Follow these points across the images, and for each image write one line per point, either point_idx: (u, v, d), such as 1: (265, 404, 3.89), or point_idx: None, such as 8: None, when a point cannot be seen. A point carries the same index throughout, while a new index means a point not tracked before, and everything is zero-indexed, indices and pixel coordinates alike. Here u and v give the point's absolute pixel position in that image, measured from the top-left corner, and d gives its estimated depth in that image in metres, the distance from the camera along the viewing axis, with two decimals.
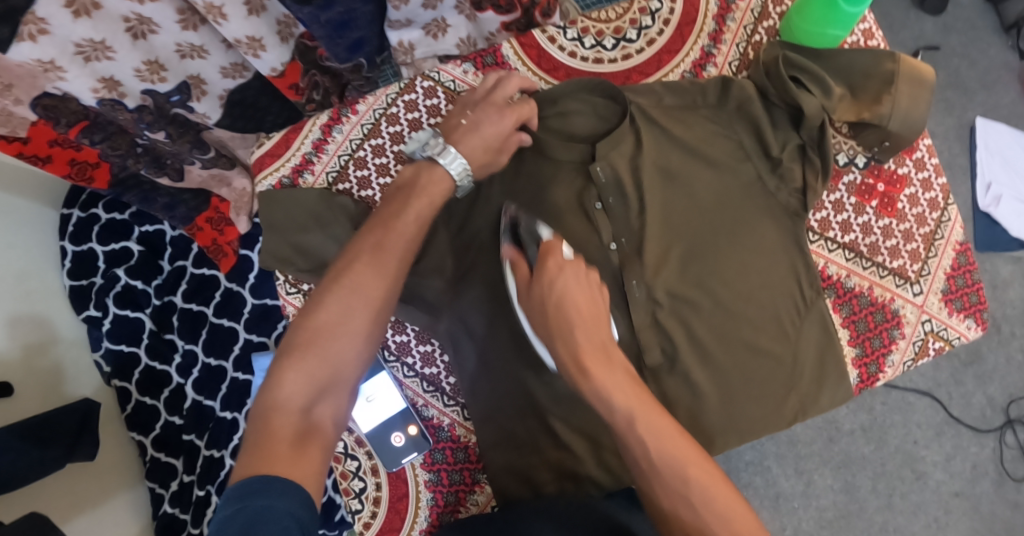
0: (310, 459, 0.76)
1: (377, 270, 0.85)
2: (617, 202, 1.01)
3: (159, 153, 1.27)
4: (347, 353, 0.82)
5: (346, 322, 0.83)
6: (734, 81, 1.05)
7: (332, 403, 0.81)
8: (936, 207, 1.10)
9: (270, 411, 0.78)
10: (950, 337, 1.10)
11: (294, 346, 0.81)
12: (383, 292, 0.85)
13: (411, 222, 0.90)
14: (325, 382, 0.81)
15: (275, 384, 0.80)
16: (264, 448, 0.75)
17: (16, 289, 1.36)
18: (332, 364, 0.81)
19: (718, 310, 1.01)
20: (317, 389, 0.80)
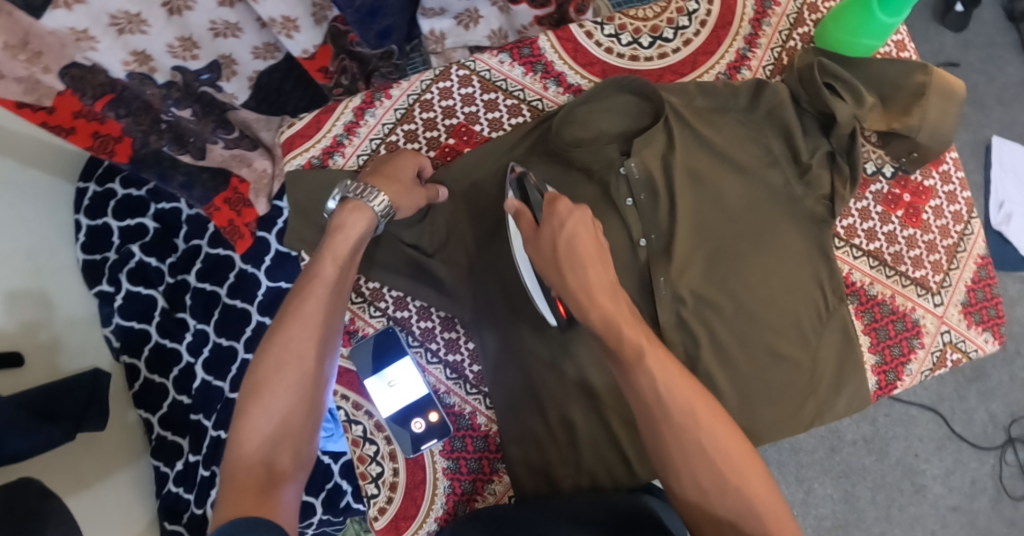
0: (278, 503, 0.80)
1: (305, 321, 0.89)
2: (647, 200, 1.01)
3: (183, 130, 1.25)
4: (295, 400, 0.86)
5: (280, 376, 0.86)
6: (768, 85, 1.03)
7: (290, 450, 0.85)
8: (960, 219, 1.09)
9: (233, 468, 0.82)
10: (967, 349, 1.08)
11: (243, 406, 0.85)
12: (315, 340, 0.89)
13: (334, 272, 0.92)
14: (281, 430, 0.85)
15: (235, 443, 0.84)
16: (234, 501, 0.78)
17: (27, 267, 1.36)
18: (282, 415, 0.85)
19: (741, 314, 1.01)
20: (272, 440, 0.84)
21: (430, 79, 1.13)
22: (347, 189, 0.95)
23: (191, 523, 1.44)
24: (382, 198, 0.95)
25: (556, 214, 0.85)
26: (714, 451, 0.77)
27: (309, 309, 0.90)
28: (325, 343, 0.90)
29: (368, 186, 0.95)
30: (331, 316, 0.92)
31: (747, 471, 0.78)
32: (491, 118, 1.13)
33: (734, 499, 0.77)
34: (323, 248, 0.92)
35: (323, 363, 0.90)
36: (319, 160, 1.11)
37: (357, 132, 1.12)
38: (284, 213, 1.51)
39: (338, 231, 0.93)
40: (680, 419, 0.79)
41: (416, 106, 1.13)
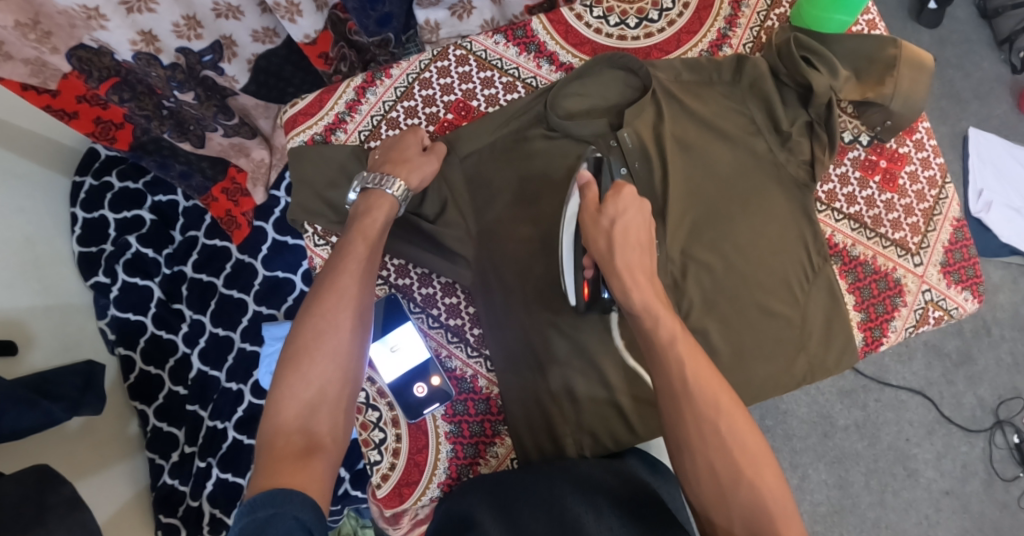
0: (315, 470, 0.79)
1: (342, 292, 0.89)
2: (641, 167, 1.06)
3: (184, 117, 1.30)
4: (331, 368, 0.85)
5: (320, 345, 0.86)
6: (747, 59, 1.08)
7: (327, 419, 0.84)
8: (934, 185, 1.14)
9: (270, 438, 0.81)
10: (948, 307, 1.11)
11: (282, 376, 0.84)
12: (351, 312, 0.89)
13: (366, 247, 0.93)
14: (318, 399, 0.84)
15: (272, 413, 0.83)
16: (270, 467, 0.78)
17: (23, 257, 1.38)
18: (321, 383, 0.84)
19: (730, 272, 1.04)
20: (311, 409, 0.83)
21: (429, 59, 1.17)
22: (366, 179, 1.00)
23: (186, 515, 1.44)
24: (399, 183, 1.00)
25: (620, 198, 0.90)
26: (737, 461, 0.79)
27: (346, 281, 0.90)
28: (361, 313, 0.90)
29: (383, 172, 1.01)
30: (366, 288, 0.91)
31: (771, 480, 0.79)
32: (487, 94, 1.17)
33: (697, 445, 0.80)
34: (353, 228, 0.95)
35: (360, 335, 0.89)
36: (322, 137, 1.15)
37: (358, 109, 1.16)
38: (282, 202, 1.54)
39: (366, 214, 0.96)
40: (712, 423, 0.80)
41: (416, 84, 1.16)
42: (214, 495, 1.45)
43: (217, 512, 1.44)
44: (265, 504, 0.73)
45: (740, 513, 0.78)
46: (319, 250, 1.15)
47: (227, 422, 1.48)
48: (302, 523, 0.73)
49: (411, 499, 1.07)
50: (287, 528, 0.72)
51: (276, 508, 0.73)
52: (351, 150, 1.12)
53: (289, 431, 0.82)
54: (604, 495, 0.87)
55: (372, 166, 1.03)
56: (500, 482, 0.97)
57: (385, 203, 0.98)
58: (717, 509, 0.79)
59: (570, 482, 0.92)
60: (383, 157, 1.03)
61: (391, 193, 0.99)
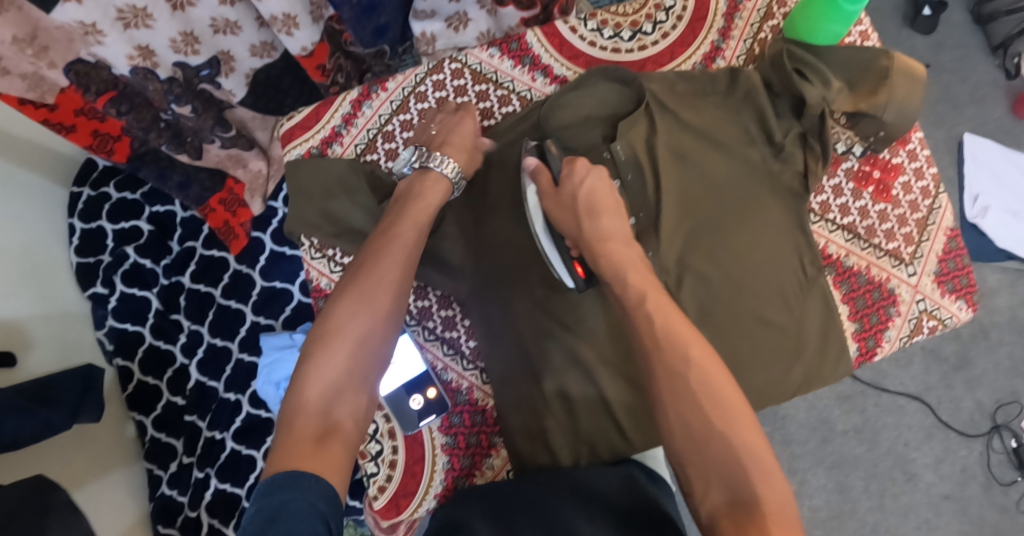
0: (334, 452, 0.80)
1: (382, 279, 0.91)
2: (635, 178, 1.06)
3: (181, 129, 1.30)
4: (357, 352, 0.87)
5: (353, 326, 0.88)
6: (740, 71, 1.09)
7: (349, 404, 0.85)
8: (928, 195, 1.14)
9: (294, 412, 0.82)
10: (942, 316, 1.12)
11: (313, 352, 0.86)
12: (388, 298, 0.91)
13: (412, 235, 0.95)
14: (342, 381, 0.85)
15: (299, 387, 0.85)
16: (290, 444, 0.79)
17: (22, 266, 1.38)
18: (346, 366, 0.86)
19: (725, 283, 1.05)
20: (334, 390, 0.85)
21: (424, 72, 1.17)
22: (418, 155, 1.03)
23: (185, 526, 1.44)
24: (453, 165, 1.02)
25: (575, 173, 1.00)
26: (706, 411, 0.79)
27: (388, 268, 0.92)
28: (396, 302, 0.91)
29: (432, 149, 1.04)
30: (405, 277, 0.94)
31: (745, 431, 0.78)
32: (483, 107, 1.18)
33: (702, 450, 0.78)
34: (400, 213, 0.97)
35: (392, 322, 0.91)
36: (318, 150, 1.15)
37: (354, 122, 1.16)
38: (280, 213, 1.53)
39: (418, 196, 0.98)
40: (683, 372, 0.82)
41: (411, 97, 1.17)
42: (212, 505, 1.45)
43: (216, 523, 1.44)
44: (279, 488, 0.72)
45: (716, 465, 0.77)
46: (317, 263, 1.15)
47: (224, 432, 1.49)
48: (319, 509, 0.72)
49: (407, 511, 1.07)
50: (303, 513, 0.71)
51: (289, 494, 0.72)
52: (348, 162, 1.12)
53: (312, 409, 0.83)
54: (603, 509, 0.87)
55: (428, 143, 1.05)
56: (503, 495, 0.96)
57: (441, 186, 1.00)
58: (693, 461, 0.78)
59: (570, 490, 0.93)
60: (442, 134, 1.05)
61: (444, 173, 1.01)
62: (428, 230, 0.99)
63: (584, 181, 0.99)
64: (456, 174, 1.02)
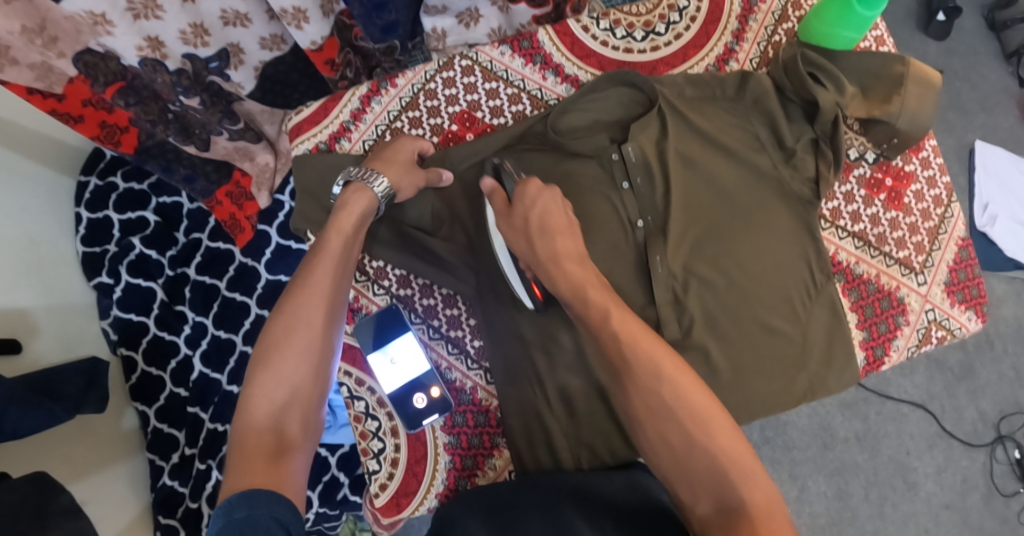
0: (287, 468, 0.80)
1: (315, 289, 0.91)
2: (644, 183, 1.05)
3: (188, 121, 1.30)
4: (304, 366, 0.87)
5: (291, 342, 0.87)
6: (752, 75, 1.07)
7: (298, 418, 0.85)
8: (940, 203, 1.13)
9: (243, 436, 0.82)
10: (951, 327, 1.11)
11: (254, 374, 0.85)
12: (322, 308, 0.90)
13: (341, 243, 0.94)
14: (290, 398, 0.85)
15: (244, 411, 0.84)
16: (244, 467, 0.78)
17: (27, 257, 1.38)
18: (292, 383, 0.86)
19: (732, 290, 1.04)
20: (283, 409, 0.84)
21: (434, 69, 1.16)
22: (350, 174, 1.00)
23: (186, 517, 1.43)
24: (384, 180, 0.99)
25: (527, 193, 0.97)
26: (682, 422, 0.80)
27: (319, 277, 0.92)
28: (333, 309, 0.91)
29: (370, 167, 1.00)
30: (339, 284, 0.93)
31: (732, 430, 0.79)
32: (492, 105, 1.17)
33: (706, 462, 0.78)
34: (329, 222, 0.96)
35: (331, 331, 0.91)
36: (325, 145, 1.15)
37: (363, 118, 1.16)
38: (286, 207, 1.52)
39: (343, 206, 0.96)
40: (653, 380, 0.83)
41: (420, 94, 1.16)
42: (214, 497, 1.45)
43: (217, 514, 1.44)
44: (239, 505, 0.73)
45: (706, 481, 0.78)
46: None
47: (228, 425, 1.49)
48: (281, 522, 0.73)
49: (407, 510, 1.07)
50: (266, 527, 0.72)
51: (251, 510, 0.73)
52: (354, 158, 1.12)
53: (261, 434, 0.82)
54: (609, 516, 0.85)
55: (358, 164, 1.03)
56: (490, 495, 0.97)
57: (365, 195, 0.98)
58: (672, 468, 0.80)
59: (573, 499, 0.91)
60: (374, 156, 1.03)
61: (374, 189, 0.98)
62: (359, 235, 0.98)
63: (535, 204, 0.96)
64: (385, 195, 0.99)
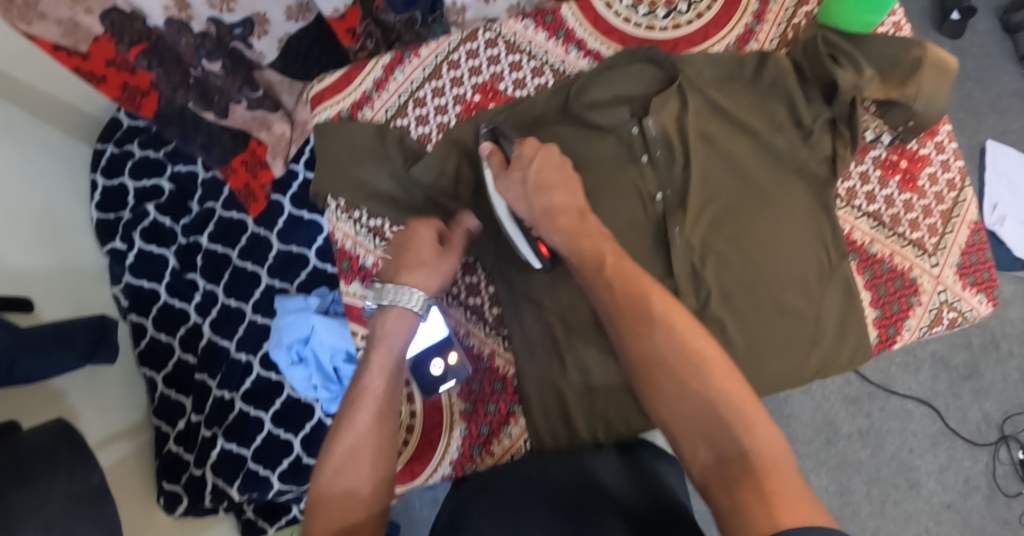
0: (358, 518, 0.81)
1: (369, 393, 0.88)
2: (663, 156, 1.05)
3: (209, 87, 1.30)
4: (363, 474, 0.83)
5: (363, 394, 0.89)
6: (770, 55, 1.07)
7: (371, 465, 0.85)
8: (954, 187, 1.13)
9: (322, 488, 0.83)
10: (963, 309, 1.10)
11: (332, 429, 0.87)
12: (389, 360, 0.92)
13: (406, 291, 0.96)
14: (349, 512, 0.81)
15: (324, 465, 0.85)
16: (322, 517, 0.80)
17: (42, 220, 1.39)
18: (351, 497, 0.81)
19: (747, 264, 1.04)
20: (342, 527, 0.80)
21: (458, 40, 1.17)
22: (381, 294, 0.95)
23: (190, 485, 1.44)
24: (417, 294, 0.94)
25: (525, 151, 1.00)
26: (680, 366, 0.80)
27: (373, 382, 0.90)
28: (386, 410, 0.88)
29: (398, 284, 0.95)
30: (393, 384, 0.91)
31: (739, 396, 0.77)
32: (515, 77, 1.17)
33: (702, 422, 0.77)
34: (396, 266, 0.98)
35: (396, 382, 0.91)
36: (348, 113, 1.15)
37: (386, 87, 1.16)
38: (300, 176, 1.52)
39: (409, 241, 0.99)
40: (650, 332, 0.83)
41: (444, 64, 1.17)
42: (217, 465, 1.45)
43: (220, 482, 1.44)
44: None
45: (694, 426, 0.77)
46: (342, 224, 1.13)
47: (234, 393, 1.49)
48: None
49: (421, 477, 1.08)
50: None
51: None
52: (375, 126, 1.11)
53: (330, 502, 0.81)
54: (611, 510, 0.85)
55: (384, 273, 0.98)
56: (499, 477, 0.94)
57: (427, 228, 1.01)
58: (674, 427, 0.79)
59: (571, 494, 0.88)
60: (394, 260, 0.98)
61: (410, 308, 0.94)
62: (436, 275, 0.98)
63: (534, 159, 0.99)
64: (424, 305, 0.95)
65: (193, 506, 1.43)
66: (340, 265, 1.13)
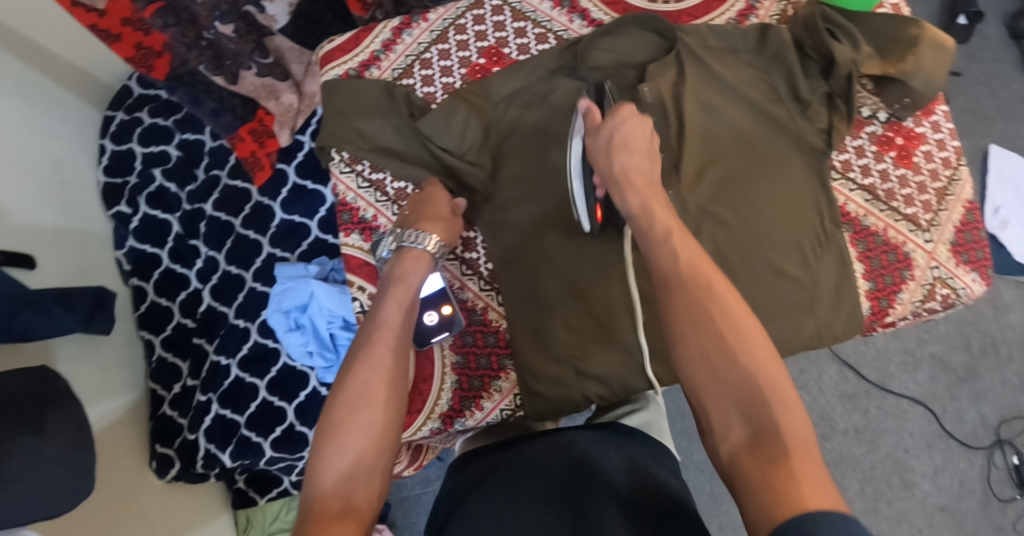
0: (365, 494, 0.79)
1: (384, 341, 0.89)
2: (659, 123, 1.07)
3: (222, 51, 1.29)
4: (379, 410, 0.84)
5: (372, 363, 0.87)
6: (772, 28, 1.09)
7: (378, 439, 0.83)
8: (949, 165, 1.15)
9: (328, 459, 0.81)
10: (956, 287, 1.12)
11: (340, 397, 0.85)
12: (398, 328, 0.92)
13: (415, 259, 0.98)
14: (365, 448, 0.82)
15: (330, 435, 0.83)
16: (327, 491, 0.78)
17: (52, 178, 1.41)
18: (366, 432, 0.82)
19: (741, 227, 1.06)
20: (357, 458, 0.81)
21: (466, 7, 1.20)
22: (402, 236, 1.00)
23: (182, 448, 1.43)
24: (434, 240, 1.00)
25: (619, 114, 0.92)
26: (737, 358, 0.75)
27: (390, 317, 0.92)
28: (400, 348, 0.90)
29: (417, 227, 1.01)
30: (405, 334, 0.92)
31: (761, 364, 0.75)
32: (520, 43, 1.20)
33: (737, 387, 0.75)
34: (416, 215, 1.03)
35: (403, 350, 0.91)
36: (356, 72, 1.17)
37: (393, 49, 1.19)
38: (306, 146, 1.52)
39: (427, 198, 1.05)
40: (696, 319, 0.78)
41: (451, 29, 1.19)
42: (211, 430, 1.45)
43: (212, 447, 1.44)
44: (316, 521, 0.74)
45: (728, 396, 0.75)
46: (345, 176, 1.15)
47: (231, 359, 1.48)
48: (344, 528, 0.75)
49: (410, 429, 1.11)
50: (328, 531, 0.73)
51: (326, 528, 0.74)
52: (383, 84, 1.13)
53: (338, 478, 0.79)
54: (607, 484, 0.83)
55: (404, 223, 1.04)
56: (493, 475, 0.91)
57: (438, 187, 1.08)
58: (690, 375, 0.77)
59: (570, 473, 0.86)
60: (414, 213, 1.04)
61: (425, 250, 0.99)
62: (452, 216, 1.05)
63: (620, 125, 0.92)
64: (438, 251, 1.00)
65: (186, 470, 1.42)
66: (341, 217, 1.16)
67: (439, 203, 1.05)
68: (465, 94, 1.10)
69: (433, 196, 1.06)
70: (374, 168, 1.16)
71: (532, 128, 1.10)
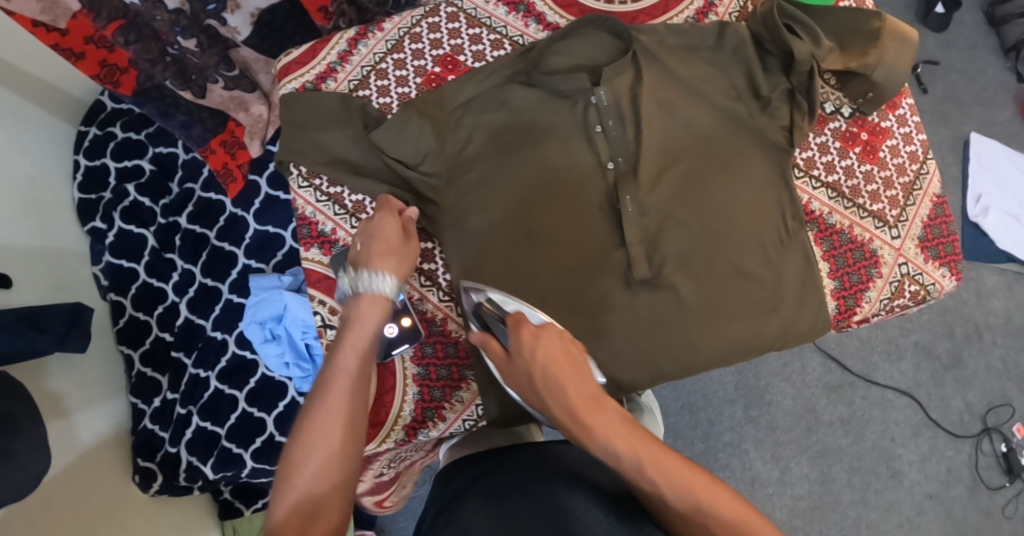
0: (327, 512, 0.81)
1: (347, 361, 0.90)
2: (616, 126, 1.06)
3: (187, 65, 1.28)
4: (341, 430, 0.85)
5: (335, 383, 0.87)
6: (730, 25, 1.08)
7: (339, 458, 0.84)
8: (915, 159, 1.16)
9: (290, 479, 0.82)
10: (925, 282, 1.13)
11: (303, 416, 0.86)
12: (360, 347, 0.91)
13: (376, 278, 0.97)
14: (326, 467, 0.83)
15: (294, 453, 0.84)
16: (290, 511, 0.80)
17: (26, 195, 1.41)
18: (327, 452, 0.83)
19: (704, 227, 1.05)
20: (318, 479, 0.82)
21: (421, 15, 1.20)
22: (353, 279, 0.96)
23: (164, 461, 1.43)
24: (387, 278, 0.95)
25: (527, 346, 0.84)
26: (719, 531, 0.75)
27: (354, 338, 0.92)
28: (363, 367, 0.90)
29: (366, 268, 0.96)
30: (369, 352, 0.92)
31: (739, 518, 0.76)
32: (474, 50, 1.20)
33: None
34: (369, 250, 0.99)
35: (367, 367, 0.91)
36: (312, 84, 1.17)
37: (349, 60, 1.18)
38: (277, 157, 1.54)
39: (376, 225, 1.02)
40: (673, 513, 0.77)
41: (406, 38, 1.19)
42: (192, 442, 1.45)
43: (195, 460, 1.44)
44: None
45: None
46: (303, 191, 1.16)
47: (210, 371, 1.48)
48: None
49: (374, 441, 1.11)
50: None
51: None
52: (339, 95, 1.13)
53: (299, 498, 0.81)
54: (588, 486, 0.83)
55: (355, 261, 0.99)
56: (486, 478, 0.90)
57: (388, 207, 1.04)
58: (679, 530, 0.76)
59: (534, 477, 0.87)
60: (366, 249, 0.99)
61: (382, 292, 0.95)
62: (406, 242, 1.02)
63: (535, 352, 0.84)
64: (396, 290, 0.96)
65: (167, 483, 1.42)
66: (301, 231, 1.16)
67: (388, 231, 1.01)
68: (421, 103, 1.09)
69: (382, 225, 1.02)
70: (332, 182, 1.16)
71: (492, 135, 1.09)
